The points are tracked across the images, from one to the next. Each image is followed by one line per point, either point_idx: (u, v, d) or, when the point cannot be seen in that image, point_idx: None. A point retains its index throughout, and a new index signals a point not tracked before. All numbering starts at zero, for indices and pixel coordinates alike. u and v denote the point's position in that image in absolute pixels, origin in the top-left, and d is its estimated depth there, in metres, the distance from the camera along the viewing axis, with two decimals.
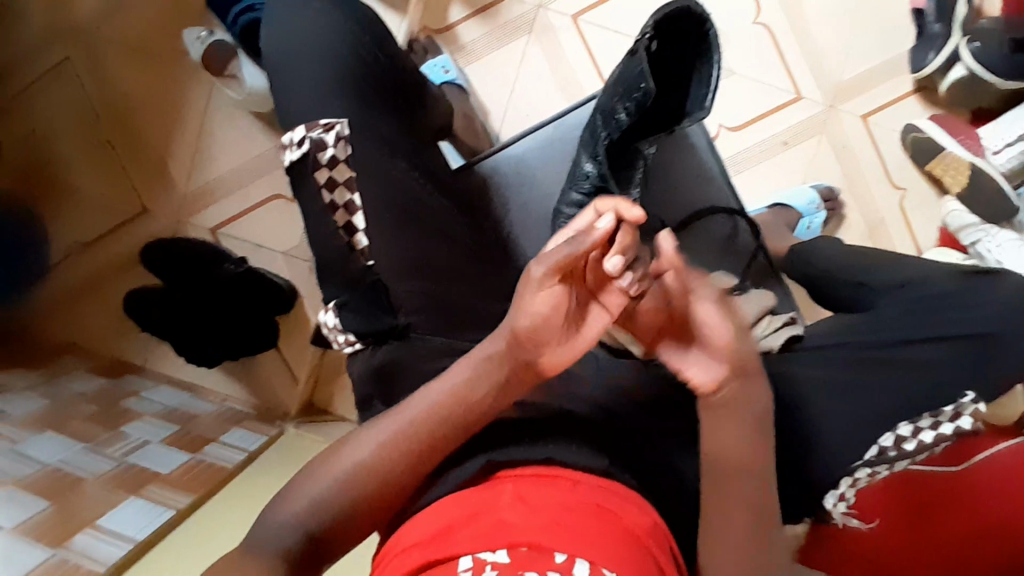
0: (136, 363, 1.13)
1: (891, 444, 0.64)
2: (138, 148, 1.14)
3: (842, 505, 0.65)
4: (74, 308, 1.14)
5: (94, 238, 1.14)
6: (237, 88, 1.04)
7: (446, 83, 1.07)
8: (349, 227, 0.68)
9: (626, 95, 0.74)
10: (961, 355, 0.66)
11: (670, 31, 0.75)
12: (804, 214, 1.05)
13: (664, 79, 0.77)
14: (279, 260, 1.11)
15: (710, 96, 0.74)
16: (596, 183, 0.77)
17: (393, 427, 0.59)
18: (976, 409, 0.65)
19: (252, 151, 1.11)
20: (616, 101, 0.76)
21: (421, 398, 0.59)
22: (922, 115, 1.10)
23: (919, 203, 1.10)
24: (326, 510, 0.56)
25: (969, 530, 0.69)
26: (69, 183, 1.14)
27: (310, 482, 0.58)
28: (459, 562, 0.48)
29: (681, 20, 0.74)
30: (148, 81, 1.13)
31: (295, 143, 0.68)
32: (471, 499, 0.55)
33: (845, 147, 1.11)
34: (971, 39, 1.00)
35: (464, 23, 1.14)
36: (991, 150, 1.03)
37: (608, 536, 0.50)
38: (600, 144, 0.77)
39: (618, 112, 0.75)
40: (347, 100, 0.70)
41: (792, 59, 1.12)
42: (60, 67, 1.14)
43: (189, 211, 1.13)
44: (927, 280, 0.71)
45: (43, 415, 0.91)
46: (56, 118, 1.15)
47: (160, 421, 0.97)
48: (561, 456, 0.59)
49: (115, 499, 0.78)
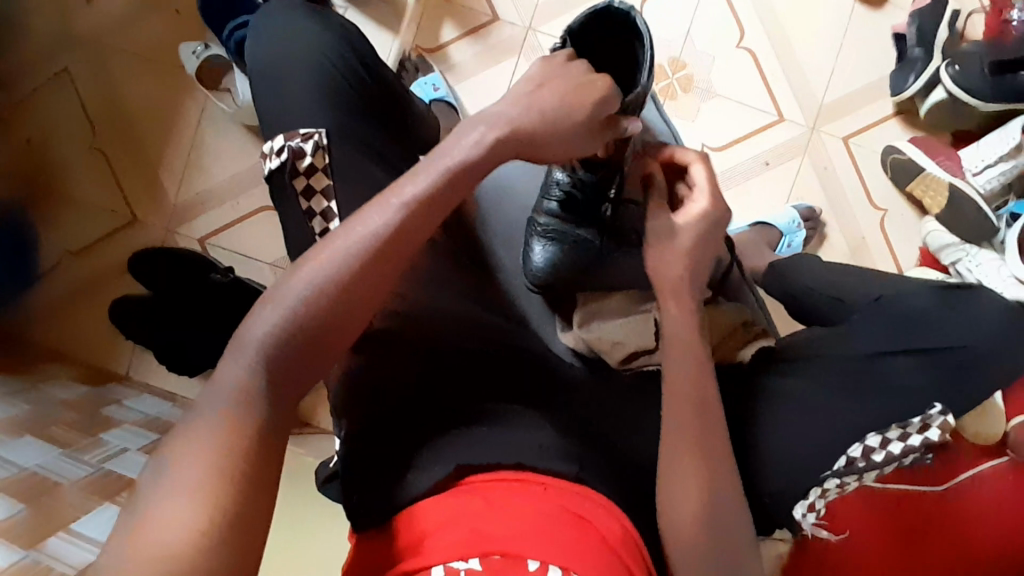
0: (120, 371, 1.13)
1: (860, 455, 0.63)
2: (130, 158, 1.15)
3: (811, 516, 0.64)
4: (60, 316, 1.14)
5: (85, 247, 1.15)
6: (231, 101, 1.08)
7: (435, 99, 1.09)
8: (326, 233, 0.68)
9: None
10: (933, 372, 0.66)
11: (592, 38, 0.68)
12: (785, 233, 1.06)
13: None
14: (266, 270, 1.12)
15: (646, 77, 0.63)
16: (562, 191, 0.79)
17: (332, 260, 0.53)
18: (943, 420, 0.64)
19: (243, 163, 1.13)
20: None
21: (342, 243, 0.54)
22: (903, 138, 1.12)
23: (900, 224, 1.11)
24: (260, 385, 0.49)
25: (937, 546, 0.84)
26: (62, 193, 1.16)
27: (240, 345, 0.50)
28: (432, 570, 0.50)
29: (608, 21, 0.66)
30: (143, 94, 1.15)
31: (275, 152, 0.70)
32: (443, 507, 0.56)
33: (827, 169, 1.13)
34: (951, 62, 1.03)
35: (455, 43, 1.17)
36: (971, 171, 1.05)
37: (576, 539, 0.52)
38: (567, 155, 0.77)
39: None
40: (326, 108, 0.71)
41: (775, 81, 1.14)
42: (57, 80, 1.16)
43: (178, 222, 1.14)
44: (903, 294, 0.71)
45: (25, 420, 0.91)
46: (49, 128, 1.16)
47: (141, 429, 0.97)
48: (533, 462, 0.59)
49: (90, 504, 0.78)
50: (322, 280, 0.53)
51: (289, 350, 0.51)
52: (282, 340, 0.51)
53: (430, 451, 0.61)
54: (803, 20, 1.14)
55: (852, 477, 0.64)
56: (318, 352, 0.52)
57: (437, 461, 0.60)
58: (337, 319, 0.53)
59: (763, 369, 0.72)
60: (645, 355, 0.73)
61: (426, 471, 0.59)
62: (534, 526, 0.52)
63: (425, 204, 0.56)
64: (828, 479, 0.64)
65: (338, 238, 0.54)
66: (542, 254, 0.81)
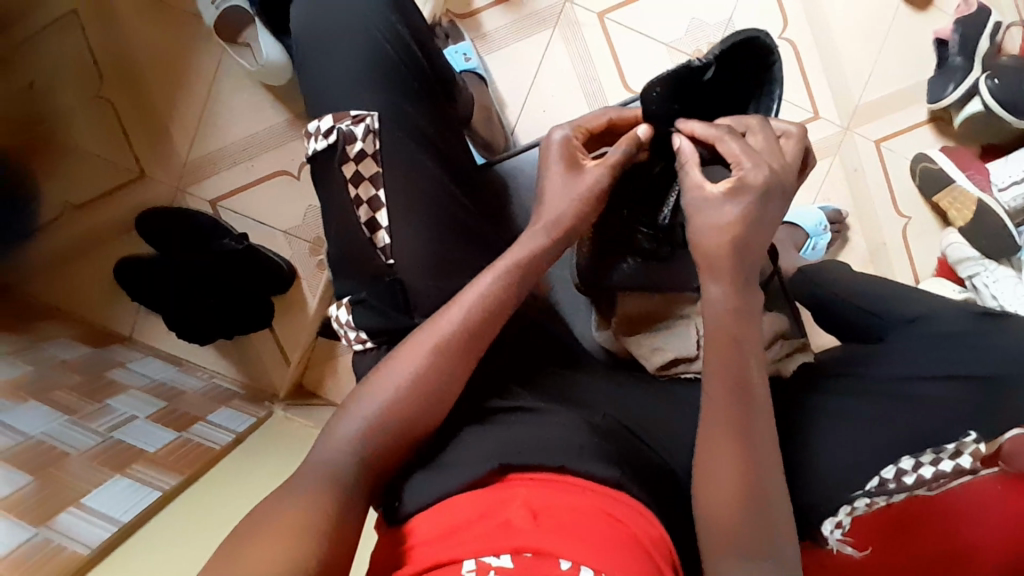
0: (123, 333, 1.11)
1: (892, 476, 0.64)
2: (138, 112, 1.11)
3: (838, 532, 0.66)
4: (60, 270, 1.12)
5: (86, 202, 1.12)
6: (251, 58, 1.02)
7: (466, 70, 1.04)
8: (372, 223, 0.67)
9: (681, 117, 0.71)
10: (975, 397, 0.64)
11: (731, 64, 0.72)
12: (811, 235, 1.05)
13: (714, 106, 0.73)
14: (279, 239, 1.10)
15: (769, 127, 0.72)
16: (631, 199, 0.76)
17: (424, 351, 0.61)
18: (975, 449, 0.63)
19: (259, 124, 1.09)
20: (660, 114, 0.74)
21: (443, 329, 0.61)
22: (933, 146, 1.11)
23: (922, 232, 1.11)
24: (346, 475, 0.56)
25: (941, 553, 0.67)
26: (64, 143, 1.12)
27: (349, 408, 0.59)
28: (463, 563, 0.48)
29: (748, 51, 0.72)
30: (155, 41, 1.10)
31: (322, 133, 0.67)
32: (478, 501, 0.54)
33: (856, 171, 1.12)
34: (990, 75, 1.02)
35: (488, 10, 1.12)
36: (997, 187, 1.04)
37: (614, 542, 0.49)
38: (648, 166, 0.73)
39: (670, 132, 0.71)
40: (380, 89, 0.69)
41: (813, 76, 1.12)
42: (64, 20, 1.11)
43: (187, 181, 1.11)
44: (940, 317, 0.71)
45: (26, 382, 0.88)
46: (55, 74, 1.12)
47: (147, 396, 0.95)
48: (575, 465, 0.56)
49: (100, 477, 0.76)
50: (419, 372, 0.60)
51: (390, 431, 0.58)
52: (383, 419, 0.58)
53: (467, 447, 0.60)
54: (845, 16, 1.11)
55: (882, 497, 0.65)
56: (397, 431, 0.59)
57: (479, 458, 0.58)
58: (430, 418, 0.60)
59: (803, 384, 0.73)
60: (681, 363, 0.73)
61: (465, 467, 0.58)
62: (567, 527, 0.49)
63: (496, 311, 0.63)
64: (858, 498, 0.65)
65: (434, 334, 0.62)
66: (618, 268, 0.79)
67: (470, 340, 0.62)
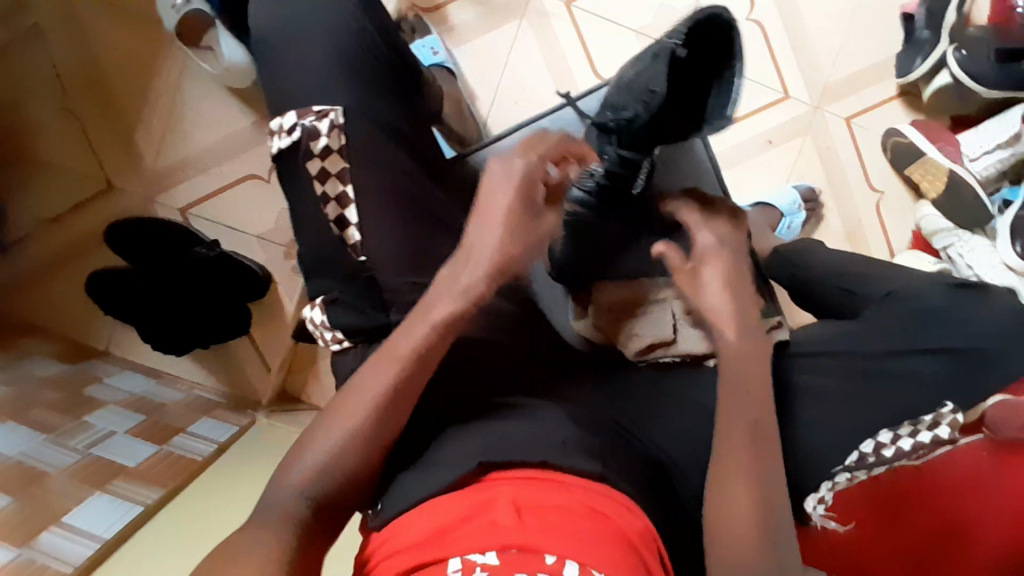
0: (100, 347, 1.10)
1: (871, 450, 0.65)
2: (103, 122, 1.09)
3: (821, 508, 0.66)
4: (32, 286, 1.10)
5: (54, 216, 1.10)
6: (214, 61, 1.00)
7: (434, 64, 1.03)
8: (341, 220, 0.66)
9: (638, 96, 0.72)
10: (946, 369, 0.66)
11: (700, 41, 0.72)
12: (786, 214, 1.06)
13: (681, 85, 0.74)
14: (254, 243, 1.08)
15: (731, 105, 0.74)
16: (602, 183, 0.74)
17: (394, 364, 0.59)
18: (954, 419, 0.64)
19: (228, 129, 1.07)
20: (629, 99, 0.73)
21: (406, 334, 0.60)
22: (904, 120, 1.11)
23: (895, 206, 1.12)
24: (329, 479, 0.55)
25: (931, 527, 0.66)
26: (28, 157, 1.10)
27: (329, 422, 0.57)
28: (449, 563, 0.47)
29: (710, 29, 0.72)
30: (117, 49, 1.08)
31: (286, 129, 0.66)
32: (462, 502, 0.53)
33: (828, 149, 1.12)
34: (958, 46, 1.02)
35: (454, 4, 1.11)
36: (969, 158, 1.05)
37: (598, 536, 0.49)
38: (610, 147, 0.75)
39: (631, 112, 0.71)
40: (344, 85, 0.68)
41: (782, 55, 1.12)
42: (23, 31, 1.09)
43: (157, 190, 1.10)
44: (914, 291, 0.71)
45: (2, 402, 0.86)
46: (15, 86, 1.09)
47: (127, 410, 0.94)
48: (557, 458, 0.56)
49: (81, 494, 0.74)
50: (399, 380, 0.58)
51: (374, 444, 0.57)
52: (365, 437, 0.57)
53: (451, 448, 0.60)
54: None
55: (863, 470, 0.65)
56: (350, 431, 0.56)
57: (462, 458, 0.58)
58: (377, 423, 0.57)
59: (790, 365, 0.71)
60: (660, 348, 0.75)
61: (447, 469, 0.57)
62: (551, 522, 0.49)
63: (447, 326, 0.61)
64: (839, 473, 0.65)
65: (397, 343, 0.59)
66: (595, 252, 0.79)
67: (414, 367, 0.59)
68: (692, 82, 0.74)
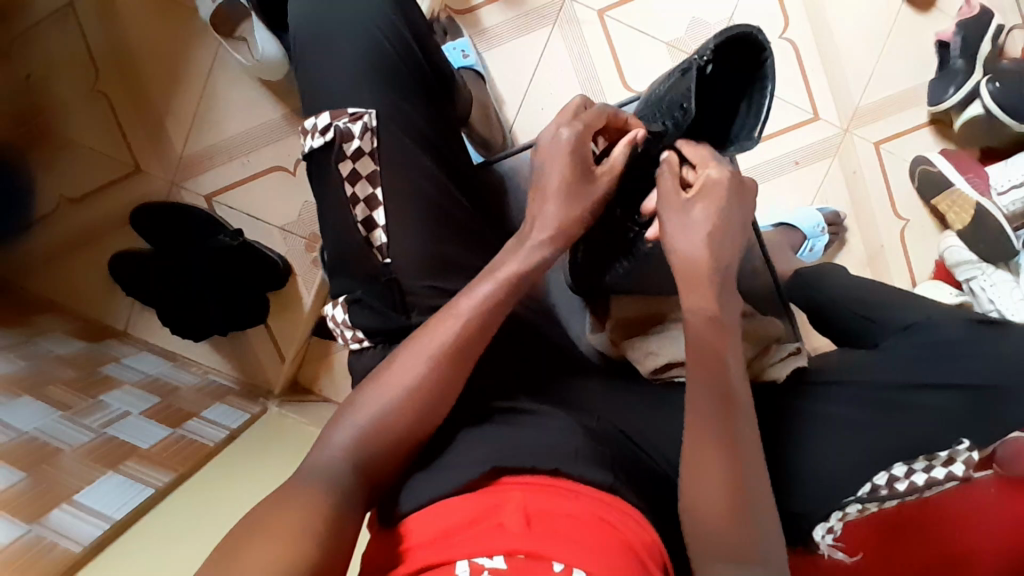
0: (119, 327, 1.11)
1: (885, 483, 0.64)
2: (133, 104, 1.11)
3: (830, 537, 0.65)
4: (55, 263, 1.12)
5: (81, 195, 1.12)
6: (247, 52, 1.01)
7: (464, 67, 1.03)
8: (368, 221, 0.66)
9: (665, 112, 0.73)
10: (960, 405, 0.65)
11: (731, 56, 0.72)
12: (809, 237, 1.05)
13: (710, 102, 0.74)
14: (275, 234, 1.09)
15: (760, 126, 0.72)
16: None
17: (417, 367, 0.60)
18: (968, 456, 0.63)
19: (255, 119, 1.08)
20: (656, 114, 0.76)
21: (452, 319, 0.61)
22: (933, 148, 1.10)
23: (920, 235, 1.11)
24: (340, 478, 0.55)
25: (935, 555, 0.66)
26: (58, 136, 1.12)
27: (350, 419, 0.59)
28: (457, 564, 0.48)
29: (742, 46, 0.71)
30: (151, 32, 1.09)
31: (319, 129, 0.66)
32: (469, 504, 0.54)
33: (855, 174, 1.12)
34: (992, 78, 1.01)
35: (486, 7, 1.11)
36: (996, 190, 1.03)
37: (608, 547, 0.49)
38: None
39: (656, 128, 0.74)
40: (377, 88, 0.68)
41: (813, 77, 1.11)
42: (60, 12, 1.10)
43: (183, 176, 1.11)
44: (937, 325, 0.70)
45: (21, 377, 0.88)
46: (49, 65, 1.11)
47: (141, 392, 0.95)
48: (569, 468, 0.56)
49: (93, 474, 0.76)
50: (424, 372, 0.59)
51: (386, 426, 0.58)
52: (384, 422, 0.58)
53: (463, 449, 0.60)
54: (847, 16, 1.11)
55: (875, 503, 0.64)
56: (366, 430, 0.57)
57: (472, 461, 0.58)
58: (411, 436, 0.59)
59: (805, 390, 0.71)
60: (675, 367, 0.71)
61: (459, 470, 0.57)
62: (558, 529, 0.50)
63: (471, 334, 0.61)
64: (850, 504, 0.64)
65: (431, 337, 0.61)
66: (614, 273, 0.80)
67: (450, 383, 0.60)
68: (720, 99, 0.74)
